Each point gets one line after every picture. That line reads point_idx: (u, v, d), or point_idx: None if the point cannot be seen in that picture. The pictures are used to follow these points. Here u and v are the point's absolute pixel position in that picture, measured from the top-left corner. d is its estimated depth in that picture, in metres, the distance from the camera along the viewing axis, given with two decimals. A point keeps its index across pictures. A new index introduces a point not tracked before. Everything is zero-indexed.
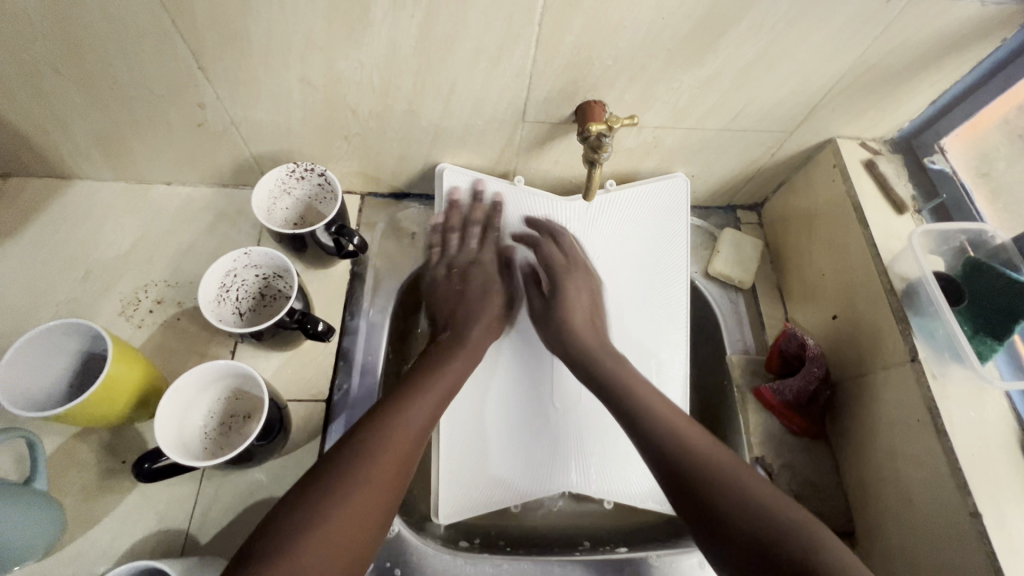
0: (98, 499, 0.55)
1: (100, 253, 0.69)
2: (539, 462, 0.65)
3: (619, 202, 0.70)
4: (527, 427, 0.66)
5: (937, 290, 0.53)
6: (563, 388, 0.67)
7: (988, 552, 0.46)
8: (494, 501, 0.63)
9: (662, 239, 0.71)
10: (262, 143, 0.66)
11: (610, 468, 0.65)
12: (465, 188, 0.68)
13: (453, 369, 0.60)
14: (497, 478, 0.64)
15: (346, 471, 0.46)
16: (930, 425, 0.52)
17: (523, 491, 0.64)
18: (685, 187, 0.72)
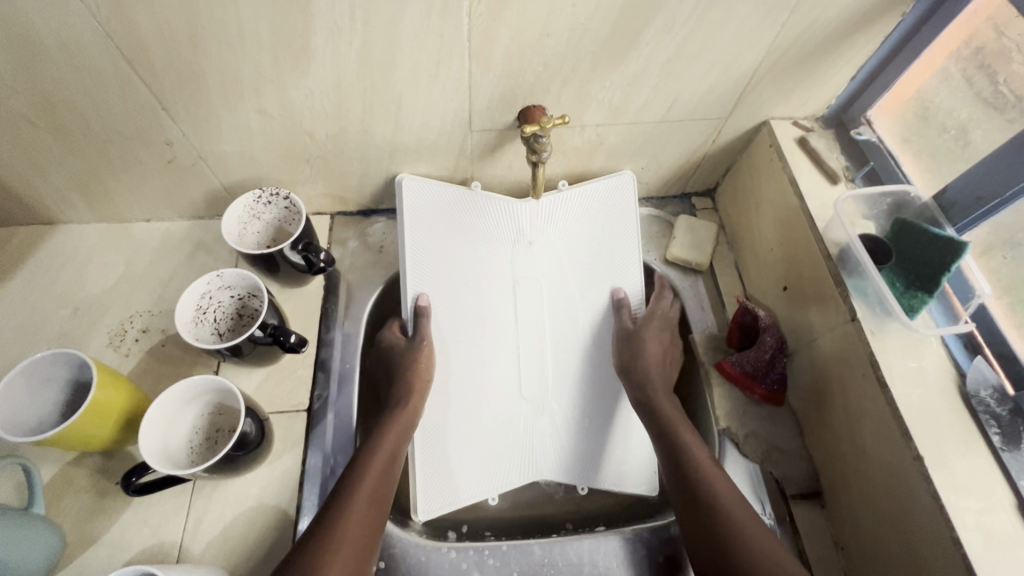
0: (94, 519, 0.58)
1: (87, 290, 0.73)
2: (514, 453, 0.67)
3: (576, 194, 0.71)
4: (506, 421, 0.67)
5: (863, 253, 0.57)
6: (530, 382, 0.69)
7: (931, 491, 0.48)
8: (466, 498, 0.63)
9: (614, 234, 0.72)
10: (230, 174, 0.70)
11: (588, 448, 0.68)
12: (427, 231, 0.65)
13: (383, 452, 0.55)
14: (477, 475, 0.64)
15: None
16: (874, 379, 0.55)
17: (502, 481, 0.65)
18: (632, 183, 0.73)
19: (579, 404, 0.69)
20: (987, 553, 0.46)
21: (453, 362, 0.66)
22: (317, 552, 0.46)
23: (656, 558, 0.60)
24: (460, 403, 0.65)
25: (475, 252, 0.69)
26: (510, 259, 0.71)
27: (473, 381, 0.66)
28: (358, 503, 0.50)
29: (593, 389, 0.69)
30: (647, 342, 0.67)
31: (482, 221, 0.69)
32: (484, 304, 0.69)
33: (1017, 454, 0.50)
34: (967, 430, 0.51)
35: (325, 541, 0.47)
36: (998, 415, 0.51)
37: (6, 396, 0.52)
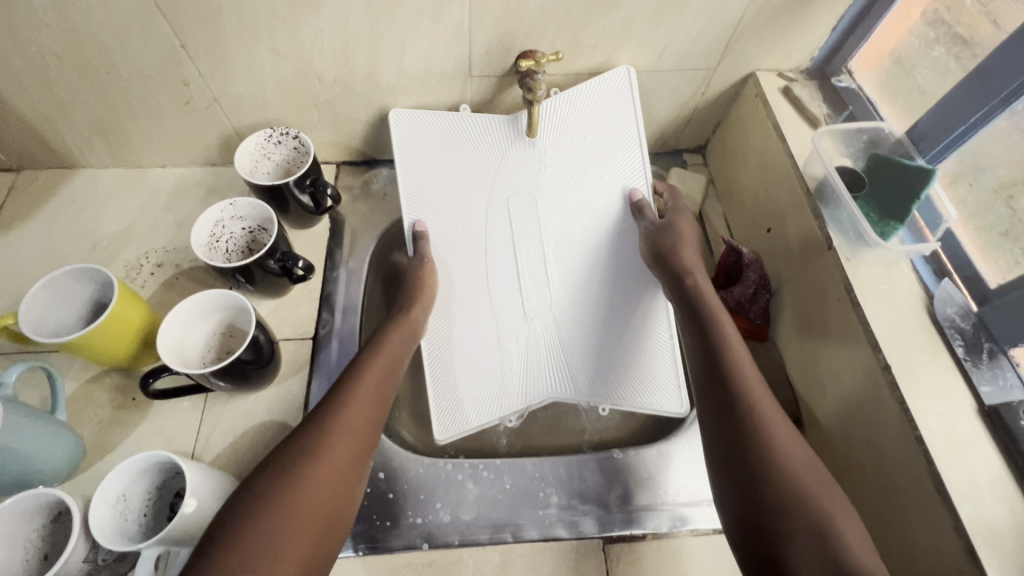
0: (112, 430, 0.62)
1: (105, 228, 0.77)
2: (524, 373, 0.68)
3: (573, 103, 0.74)
4: (511, 339, 0.69)
5: (838, 182, 0.60)
6: (533, 300, 0.71)
7: (897, 396, 0.52)
8: (477, 420, 0.65)
9: (620, 141, 0.75)
10: (242, 118, 0.74)
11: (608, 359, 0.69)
12: (420, 158, 0.73)
13: (393, 343, 0.60)
14: (484, 395, 0.66)
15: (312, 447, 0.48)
16: (848, 300, 0.58)
17: (510, 402, 0.67)
18: (630, 79, 0.72)
19: (587, 316, 0.71)
20: (947, 448, 0.49)
21: (452, 283, 0.71)
22: (321, 422, 0.50)
23: (640, 474, 0.63)
24: (462, 322, 0.69)
25: (471, 184, 0.74)
26: (511, 181, 0.75)
27: (474, 301, 0.70)
28: (365, 385, 0.54)
29: (604, 294, 0.71)
30: (682, 223, 0.71)
31: (478, 146, 0.74)
32: (485, 230, 0.73)
33: (979, 364, 0.53)
34: (933, 343, 0.54)
35: (330, 414, 0.51)
36: (961, 330, 0.55)
37: (35, 301, 0.56)
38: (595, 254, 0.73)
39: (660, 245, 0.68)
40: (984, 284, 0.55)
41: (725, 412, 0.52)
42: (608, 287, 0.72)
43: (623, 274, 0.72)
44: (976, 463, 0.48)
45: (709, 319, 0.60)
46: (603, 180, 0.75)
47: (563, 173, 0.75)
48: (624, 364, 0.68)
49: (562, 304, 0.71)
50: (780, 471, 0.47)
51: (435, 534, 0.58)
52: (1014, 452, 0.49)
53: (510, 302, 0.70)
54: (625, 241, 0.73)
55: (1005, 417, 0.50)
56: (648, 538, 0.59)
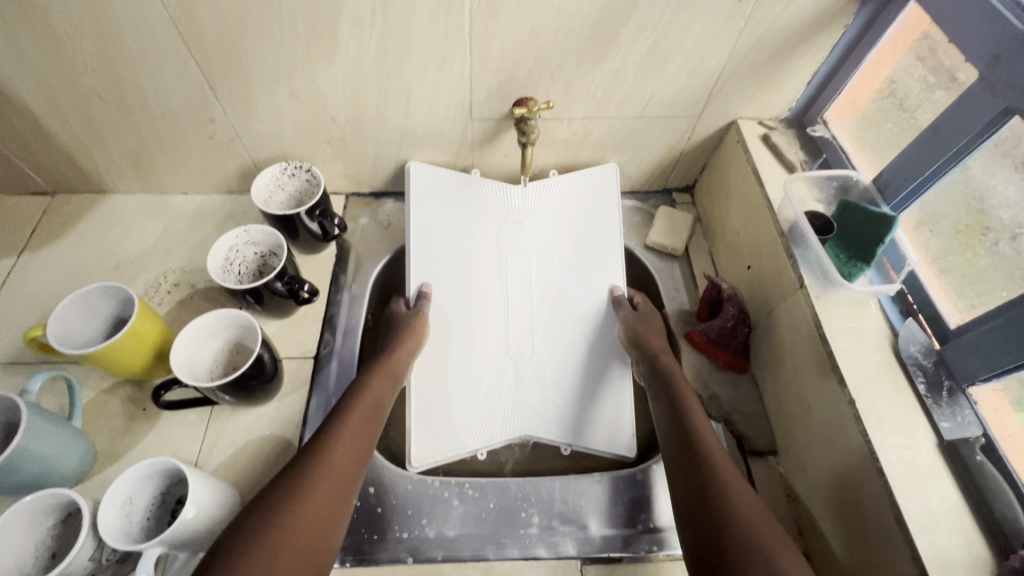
0: (123, 438, 0.66)
1: (128, 249, 0.82)
2: (502, 412, 0.72)
3: (559, 182, 0.82)
4: (494, 377, 0.73)
5: (807, 227, 0.64)
6: (517, 342, 0.76)
7: (860, 428, 0.55)
8: (458, 452, 0.68)
9: (601, 209, 0.82)
10: (261, 152, 0.80)
11: (578, 410, 0.72)
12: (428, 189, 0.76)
13: (373, 392, 0.62)
14: (467, 429, 0.70)
15: (290, 497, 0.49)
16: (817, 336, 0.61)
17: (487, 437, 0.70)
18: (615, 175, 0.83)
19: (562, 367, 0.75)
20: (906, 480, 0.52)
21: (443, 320, 0.74)
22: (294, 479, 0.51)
23: (619, 498, 0.65)
24: (450, 358, 0.72)
25: (467, 233, 0.79)
26: (502, 233, 0.80)
27: (466, 337, 0.74)
28: (339, 440, 0.56)
29: (582, 352, 0.76)
30: (651, 317, 0.74)
31: (481, 196, 0.80)
32: (475, 275, 0.77)
33: (939, 401, 0.56)
34: (896, 380, 0.57)
35: (310, 463, 0.53)
36: (923, 367, 0.58)
37: (61, 317, 0.61)
38: (577, 313, 0.78)
39: (638, 332, 0.72)
40: (945, 324, 0.58)
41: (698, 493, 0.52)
42: (583, 346, 0.76)
43: (600, 331, 0.77)
44: (934, 496, 0.51)
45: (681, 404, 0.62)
46: (586, 247, 0.81)
47: (550, 237, 0.81)
48: (592, 418, 0.72)
49: (542, 357, 0.75)
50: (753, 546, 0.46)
51: (420, 549, 0.61)
52: (972, 487, 0.51)
53: (490, 343, 0.75)
54: (603, 303, 0.78)
55: (962, 452, 0.53)
56: (625, 561, 0.61)
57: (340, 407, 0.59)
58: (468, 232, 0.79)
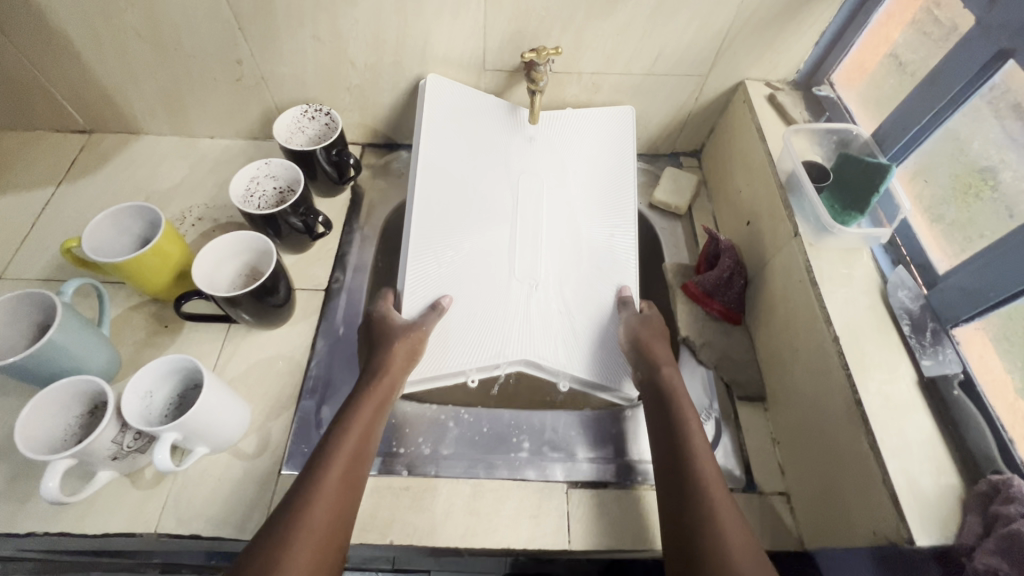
0: (146, 350, 0.71)
1: (158, 185, 0.87)
2: (498, 332, 0.70)
3: (574, 117, 0.85)
4: (493, 298, 0.73)
5: (804, 176, 0.66)
6: (520, 265, 0.75)
7: (842, 363, 0.56)
8: (447, 367, 0.68)
9: (618, 146, 0.84)
10: (284, 96, 0.84)
11: (578, 334, 0.72)
12: (442, 100, 0.79)
13: (368, 414, 0.61)
14: (460, 345, 0.69)
15: (285, 540, 0.49)
16: (808, 281, 0.63)
17: (478, 357, 0.68)
18: (633, 118, 0.84)
19: (563, 291, 0.75)
20: (883, 410, 0.53)
21: (444, 234, 0.74)
22: (287, 521, 0.50)
23: (608, 432, 0.68)
24: (446, 271, 0.73)
25: (478, 160, 0.80)
26: (514, 162, 0.81)
27: (468, 258, 0.74)
28: (332, 474, 0.54)
29: (588, 284, 0.76)
30: (652, 320, 0.71)
31: (496, 128, 0.82)
32: (484, 203, 0.78)
33: (923, 341, 0.57)
34: (882, 322, 0.59)
35: (304, 496, 0.52)
36: (910, 311, 0.59)
37: (94, 231, 0.66)
38: (590, 244, 0.79)
39: (640, 338, 0.69)
40: (934, 270, 0.60)
41: (690, 541, 0.52)
42: (589, 278, 0.76)
43: (614, 261, 0.78)
44: (910, 426, 0.52)
45: (685, 435, 0.59)
46: (602, 185, 0.82)
47: (566, 171, 0.82)
48: (597, 347, 0.71)
49: (548, 282, 0.75)
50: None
51: (415, 464, 0.64)
52: (946, 420, 0.53)
53: (492, 265, 0.75)
54: (617, 235, 0.79)
55: (940, 387, 0.54)
56: (610, 488, 0.64)
57: (330, 438, 0.58)
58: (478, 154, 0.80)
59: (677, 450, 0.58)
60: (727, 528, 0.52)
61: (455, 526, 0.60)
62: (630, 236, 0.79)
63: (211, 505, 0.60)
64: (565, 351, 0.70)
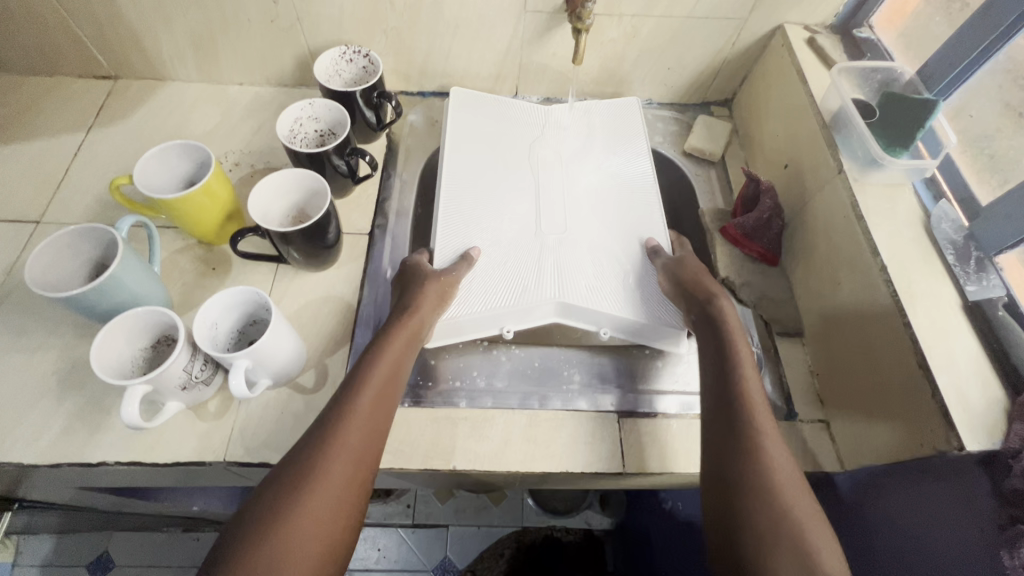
0: (196, 291, 0.71)
1: (190, 132, 0.86)
2: (533, 283, 0.68)
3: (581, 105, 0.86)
4: (527, 253, 0.71)
5: (852, 111, 0.67)
6: (551, 222, 0.73)
7: (890, 290, 0.59)
8: (483, 317, 0.66)
9: (626, 121, 0.85)
10: (319, 39, 0.83)
11: (612, 285, 0.69)
12: (467, 95, 0.83)
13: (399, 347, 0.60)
14: (496, 294, 0.67)
15: (313, 466, 0.49)
16: (853, 215, 0.65)
17: (515, 305, 0.66)
18: (638, 104, 0.86)
19: (590, 245, 0.72)
20: (931, 332, 0.56)
21: (472, 194, 0.74)
22: (319, 442, 0.51)
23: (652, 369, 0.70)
24: (480, 229, 0.72)
25: (504, 136, 0.81)
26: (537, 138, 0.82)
27: (499, 218, 0.73)
28: (362, 402, 0.54)
29: (615, 237, 0.73)
30: (691, 260, 0.68)
31: (520, 114, 0.84)
32: (510, 170, 0.78)
33: (967, 269, 0.60)
34: (927, 252, 0.61)
35: (334, 425, 0.52)
36: (954, 241, 0.61)
37: (143, 168, 0.65)
38: (612, 203, 0.77)
39: (685, 273, 0.66)
40: (977, 203, 0.62)
41: (730, 462, 0.52)
42: (615, 231, 0.74)
43: (640, 211, 0.76)
44: (956, 347, 0.55)
45: (732, 364, 0.59)
46: (620, 153, 0.82)
47: (585, 138, 0.83)
48: (632, 295, 0.68)
49: (579, 234, 0.73)
50: (781, 529, 0.47)
51: (472, 397, 0.66)
52: (992, 340, 0.55)
53: (521, 220, 0.73)
54: (638, 192, 0.78)
55: (985, 310, 0.57)
56: (657, 417, 0.66)
57: (360, 369, 0.57)
58: (504, 134, 0.81)
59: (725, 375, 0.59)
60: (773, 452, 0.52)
61: (515, 452, 0.63)
62: (654, 190, 0.78)
63: (277, 435, 0.62)
64: (598, 299, 0.67)
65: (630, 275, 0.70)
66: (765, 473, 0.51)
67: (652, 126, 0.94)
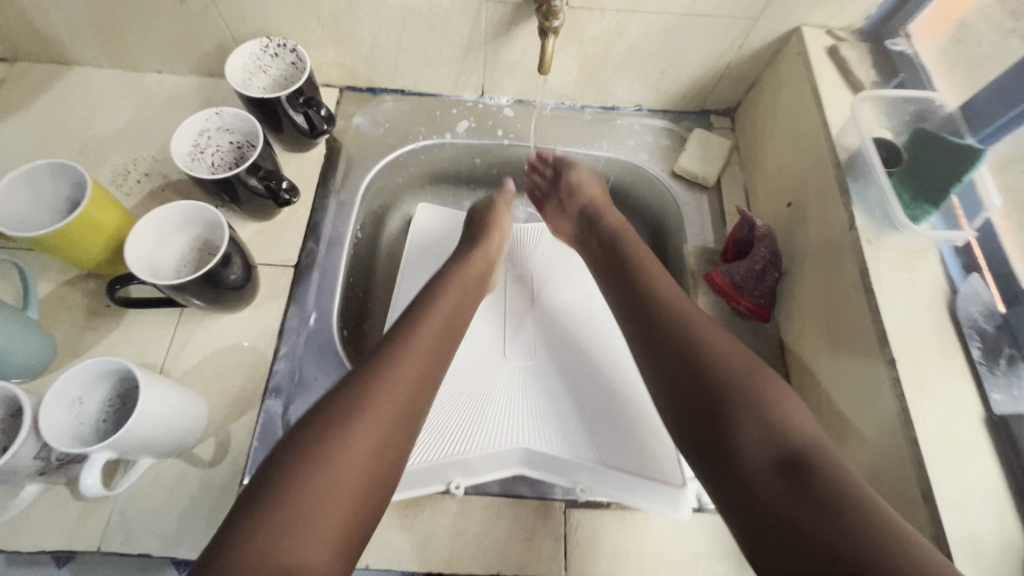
0: (84, 335, 0.61)
1: (95, 130, 0.74)
2: (488, 429, 0.59)
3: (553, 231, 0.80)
4: (485, 394, 0.63)
5: (873, 154, 0.54)
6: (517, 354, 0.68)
7: (897, 392, 0.48)
8: (423, 462, 0.55)
9: None
10: (242, 26, 0.69)
11: (586, 431, 0.60)
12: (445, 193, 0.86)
13: (444, 312, 0.58)
14: (442, 440, 0.57)
15: (353, 408, 0.46)
16: (860, 285, 0.53)
17: (464, 457, 0.56)
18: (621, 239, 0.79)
19: (563, 390, 0.65)
20: (942, 454, 0.45)
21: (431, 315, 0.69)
22: (364, 376, 0.48)
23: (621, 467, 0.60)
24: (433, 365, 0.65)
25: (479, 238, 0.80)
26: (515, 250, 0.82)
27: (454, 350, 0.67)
28: (384, 399, 0.47)
29: (592, 379, 0.66)
30: (625, 249, 0.64)
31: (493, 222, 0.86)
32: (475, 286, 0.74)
33: (996, 370, 0.49)
34: (948, 343, 0.50)
35: (380, 367, 0.49)
36: (982, 332, 0.50)
37: (4, 194, 0.54)
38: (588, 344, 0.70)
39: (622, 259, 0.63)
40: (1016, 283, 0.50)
41: (744, 485, 0.44)
42: (592, 373, 0.67)
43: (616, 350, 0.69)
44: (971, 475, 0.45)
45: (671, 321, 0.54)
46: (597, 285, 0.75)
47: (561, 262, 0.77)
48: (613, 447, 0.59)
49: (548, 380, 0.66)
50: (839, 521, 0.38)
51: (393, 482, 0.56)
52: (1016, 470, 0.45)
53: (483, 359, 0.67)
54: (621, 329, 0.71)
55: (1012, 427, 0.46)
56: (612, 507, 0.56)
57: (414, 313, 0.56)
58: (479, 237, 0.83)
59: (664, 351, 0.52)
60: (782, 432, 0.45)
61: (439, 550, 0.54)
62: None
63: (162, 520, 0.53)
64: (576, 451, 0.58)
65: (610, 422, 0.61)
66: (790, 475, 0.42)
67: (639, 139, 0.80)
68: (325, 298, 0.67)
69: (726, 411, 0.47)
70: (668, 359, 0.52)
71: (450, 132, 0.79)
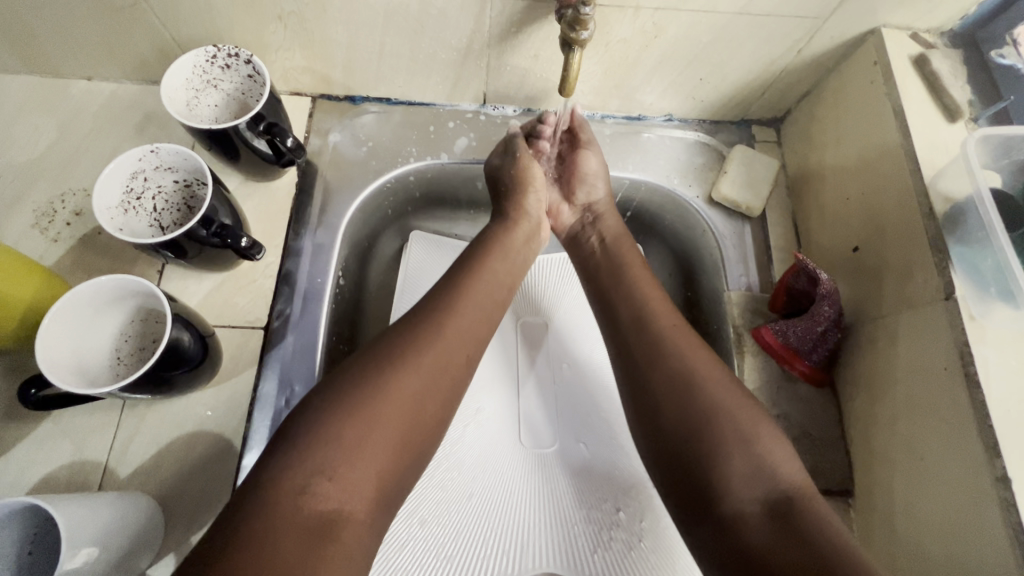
0: (7, 427, 0.50)
1: (10, 157, 0.60)
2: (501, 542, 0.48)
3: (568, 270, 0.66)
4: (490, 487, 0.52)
5: (991, 210, 0.44)
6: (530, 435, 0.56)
7: (1013, 523, 0.38)
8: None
9: None
10: (183, 27, 0.55)
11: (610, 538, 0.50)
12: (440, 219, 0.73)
13: (488, 287, 0.52)
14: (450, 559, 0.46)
15: (368, 398, 0.41)
16: (959, 374, 0.43)
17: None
18: None
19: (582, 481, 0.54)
20: None
21: None
22: (388, 355, 0.43)
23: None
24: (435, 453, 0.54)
25: None
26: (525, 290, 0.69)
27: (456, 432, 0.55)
28: (400, 388, 0.42)
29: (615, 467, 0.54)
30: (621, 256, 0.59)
31: None
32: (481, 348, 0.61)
33: None
34: None
35: (405, 346, 0.44)
36: None
37: None
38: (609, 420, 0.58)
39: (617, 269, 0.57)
40: None
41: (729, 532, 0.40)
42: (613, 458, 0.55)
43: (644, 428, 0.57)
44: None
45: (663, 345, 0.48)
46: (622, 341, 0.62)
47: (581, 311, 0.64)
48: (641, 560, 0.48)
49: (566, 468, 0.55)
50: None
51: None
52: None
53: (494, 443, 0.56)
54: None
55: None
56: None
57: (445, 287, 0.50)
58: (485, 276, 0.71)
59: (649, 375, 0.47)
60: (774, 472, 0.41)
61: None
62: None
63: None
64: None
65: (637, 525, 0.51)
66: (785, 525, 0.38)
67: (670, 156, 0.68)
68: (302, 370, 0.55)
69: (714, 451, 0.42)
70: (653, 386, 0.47)
71: (447, 151, 0.66)
